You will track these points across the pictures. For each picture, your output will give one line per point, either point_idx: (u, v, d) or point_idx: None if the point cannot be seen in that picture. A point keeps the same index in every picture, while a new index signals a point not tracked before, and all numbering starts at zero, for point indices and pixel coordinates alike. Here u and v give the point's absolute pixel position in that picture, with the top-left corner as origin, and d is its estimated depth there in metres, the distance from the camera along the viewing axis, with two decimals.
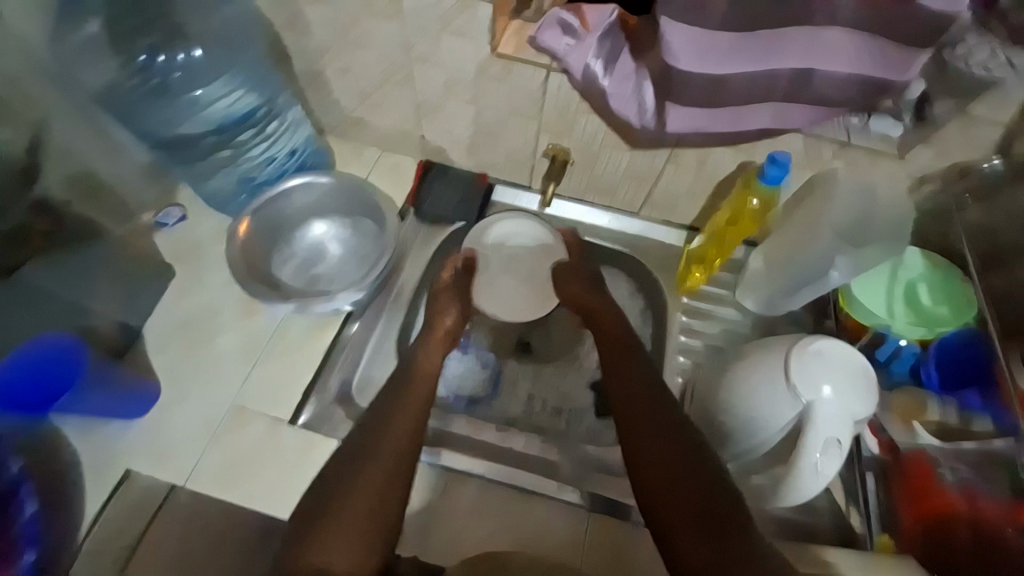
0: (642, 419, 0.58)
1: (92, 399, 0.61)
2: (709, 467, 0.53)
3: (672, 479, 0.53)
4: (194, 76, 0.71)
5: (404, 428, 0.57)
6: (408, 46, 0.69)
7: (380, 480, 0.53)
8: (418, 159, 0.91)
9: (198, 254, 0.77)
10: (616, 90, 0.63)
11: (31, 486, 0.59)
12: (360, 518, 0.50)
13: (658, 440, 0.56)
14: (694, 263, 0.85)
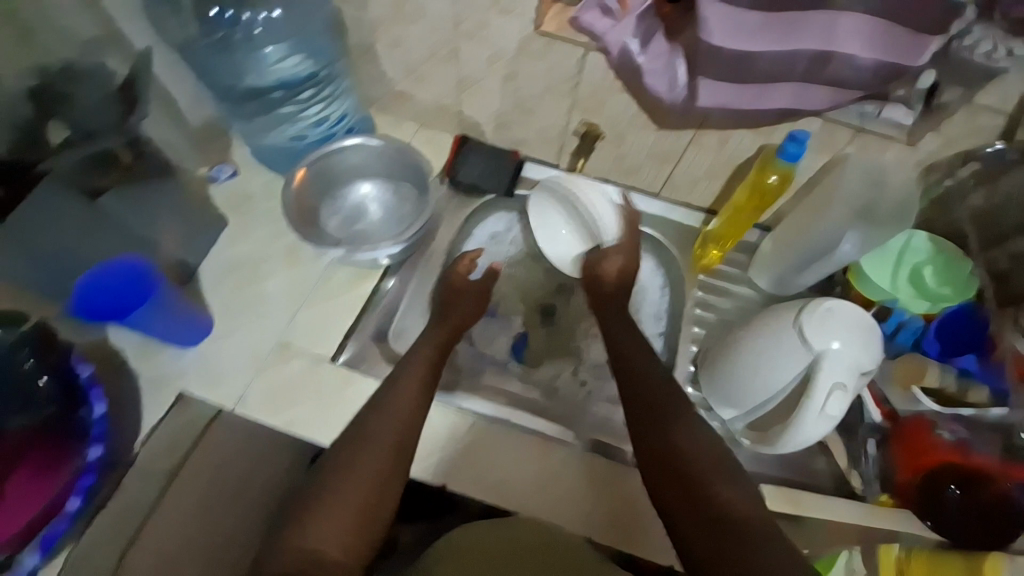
0: (663, 428, 0.62)
1: (160, 318, 0.66)
2: (729, 471, 0.57)
3: (693, 489, 0.56)
4: (271, 34, 0.75)
5: (398, 420, 0.61)
6: (456, 21, 0.75)
7: (378, 471, 0.57)
8: (453, 133, 0.96)
9: (248, 205, 0.82)
10: (650, 67, 0.68)
11: (100, 390, 0.62)
12: (356, 507, 0.54)
13: (680, 452, 0.59)
14: (711, 244, 0.89)
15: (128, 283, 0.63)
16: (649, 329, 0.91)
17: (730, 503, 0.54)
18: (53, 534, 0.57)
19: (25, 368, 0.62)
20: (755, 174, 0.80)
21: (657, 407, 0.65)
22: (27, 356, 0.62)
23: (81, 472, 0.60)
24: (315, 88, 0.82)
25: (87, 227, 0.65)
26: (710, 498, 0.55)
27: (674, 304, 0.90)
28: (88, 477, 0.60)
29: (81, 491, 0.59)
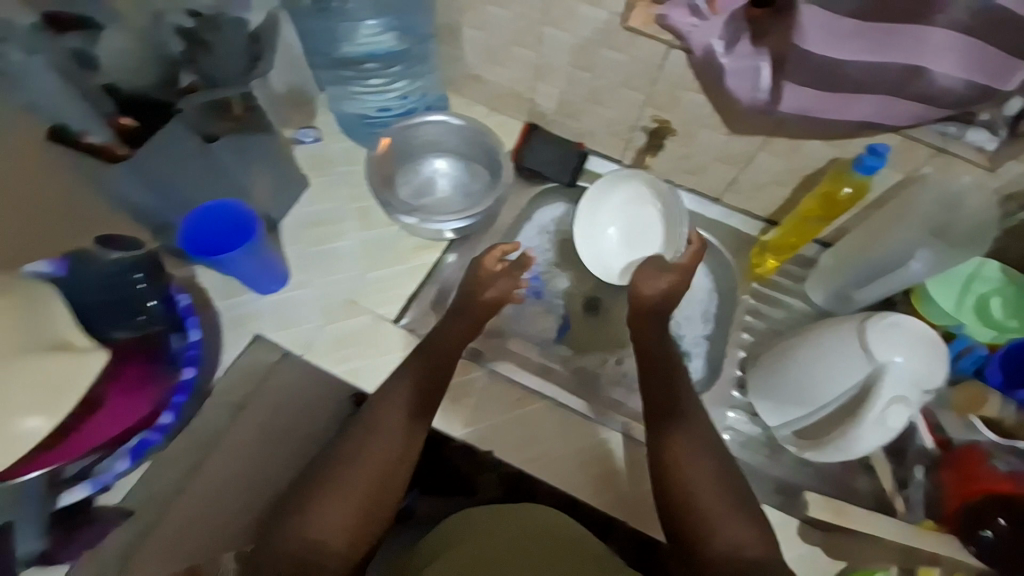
0: (682, 458, 0.65)
1: (248, 262, 0.70)
2: (738, 508, 0.61)
3: (707, 530, 0.60)
4: (372, 8, 0.79)
5: (403, 417, 0.65)
6: (544, 10, 0.77)
7: (381, 469, 0.62)
8: (523, 120, 1.00)
9: (329, 168, 0.87)
10: (735, 67, 0.69)
11: (196, 320, 0.66)
12: (359, 501, 0.60)
13: (696, 489, 0.63)
14: (769, 252, 0.90)
15: (225, 219, 0.68)
16: (693, 329, 0.90)
17: (741, 542, 0.59)
18: (146, 443, 0.61)
19: (136, 288, 0.64)
20: (824, 185, 0.81)
21: (676, 437, 0.66)
22: (141, 278, 0.65)
23: (176, 391, 0.63)
24: (410, 65, 0.88)
25: (199, 170, 0.70)
26: (721, 542, 0.59)
27: (725, 307, 0.91)
28: (182, 396, 0.63)
29: (174, 409, 0.62)
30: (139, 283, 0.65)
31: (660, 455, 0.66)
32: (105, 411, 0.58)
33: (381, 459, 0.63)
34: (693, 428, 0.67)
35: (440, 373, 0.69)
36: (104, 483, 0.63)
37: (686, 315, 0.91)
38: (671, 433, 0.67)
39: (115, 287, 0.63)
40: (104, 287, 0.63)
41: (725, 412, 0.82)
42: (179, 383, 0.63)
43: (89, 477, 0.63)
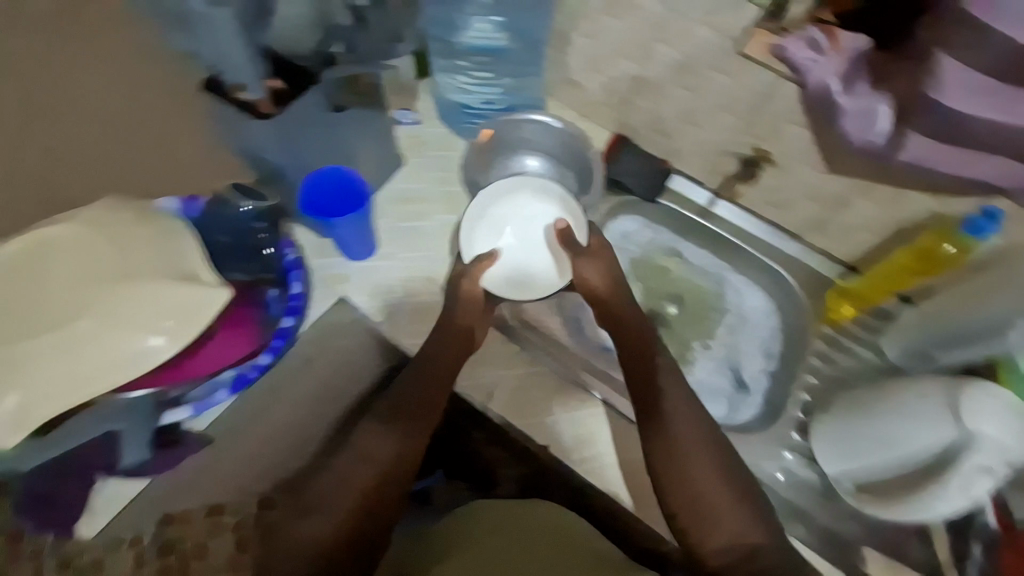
0: (683, 463, 0.65)
1: (349, 227, 0.74)
2: (740, 506, 0.64)
3: (702, 536, 0.63)
4: (500, 5, 0.83)
5: (402, 424, 0.66)
6: (659, 26, 0.78)
7: (379, 473, 0.64)
8: (610, 131, 1.01)
9: (424, 150, 0.90)
10: (850, 107, 0.66)
11: (300, 274, 0.68)
12: (354, 502, 0.62)
13: (693, 499, 0.64)
14: (847, 300, 0.90)
15: (341, 186, 0.73)
16: (753, 363, 0.95)
17: (747, 537, 0.62)
18: (244, 378, 0.63)
19: (257, 237, 0.67)
20: (925, 240, 0.79)
21: (670, 458, 0.66)
22: (263, 227, 0.67)
23: (275, 336, 0.65)
24: (518, 62, 0.91)
25: (322, 138, 0.75)
26: (717, 546, 0.62)
27: (790, 346, 0.94)
28: (281, 341, 0.65)
29: (272, 351, 0.65)
30: (261, 233, 0.67)
31: (653, 475, 0.67)
32: (213, 344, 0.62)
33: (371, 462, 0.64)
34: (687, 441, 0.67)
35: (443, 383, 0.70)
36: (202, 410, 0.63)
37: (747, 349, 0.96)
38: (655, 445, 0.68)
39: (239, 233, 0.67)
40: (230, 229, 0.66)
41: (782, 452, 0.86)
42: (279, 329, 0.66)
43: (190, 402, 0.62)
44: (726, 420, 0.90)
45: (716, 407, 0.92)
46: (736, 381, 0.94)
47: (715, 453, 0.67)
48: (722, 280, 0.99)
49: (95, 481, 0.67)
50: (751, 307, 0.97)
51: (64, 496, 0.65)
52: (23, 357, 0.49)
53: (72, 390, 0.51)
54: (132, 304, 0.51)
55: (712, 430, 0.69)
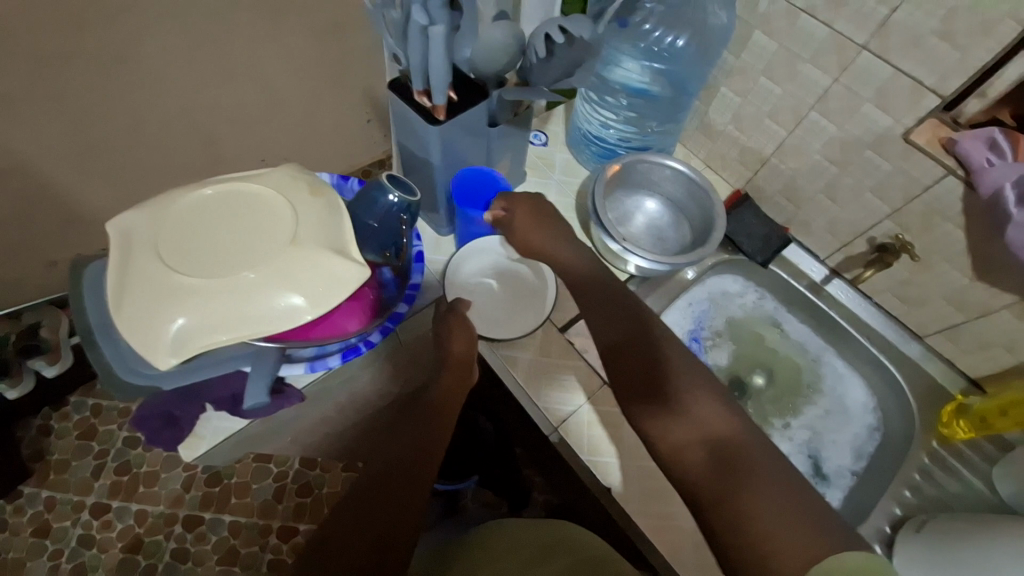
0: (653, 402, 0.59)
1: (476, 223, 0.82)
2: (705, 400, 0.57)
3: (660, 434, 0.57)
4: (667, 57, 0.86)
5: (411, 443, 0.67)
6: (821, 96, 0.77)
7: (401, 497, 0.61)
8: (734, 186, 0.99)
9: (549, 172, 0.95)
10: (1023, 221, 0.63)
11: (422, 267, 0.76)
12: (378, 522, 0.59)
13: (652, 392, 0.60)
14: (965, 418, 0.83)
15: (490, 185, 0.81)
16: (840, 458, 0.91)
17: (716, 427, 0.55)
18: (355, 349, 0.70)
19: (399, 225, 0.69)
20: None
21: (630, 366, 0.63)
22: (406, 219, 0.69)
23: (390, 318, 0.71)
24: (667, 110, 0.92)
25: (476, 145, 0.74)
26: (681, 439, 0.55)
27: (886, 451, 0.89)
28: (392, 323, 0.72)
29: (383, 331, 0.72)
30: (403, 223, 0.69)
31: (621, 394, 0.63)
32: (340, 310, 0.65)
33: (390, 480, 0.63)
34: (654, 347, 0.63)
35: (447, 412, 0.72)
36: (316, 368, 0.69)
37: (835, 439, 0.92)
38: (624, 364, 0.64)
39: (387, 220, 0.67)
40: (379, 216, 0.66)
41: None
42: (393, 313, 0.72)
43: (304, 359, 0.68)
44: None
45: None
46: (815, 470, 0.90)
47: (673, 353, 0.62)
48: (821, 361, 0.97)
49: (205, 411, 0.71)
50: (853, 398, 0.95)
51: (180, 415, 0.70)
52: (194, 291, 0.54)
53: (220, 328, 0.55)
54: (254, 251, 0.56)
55: (679, 341, 0.64)
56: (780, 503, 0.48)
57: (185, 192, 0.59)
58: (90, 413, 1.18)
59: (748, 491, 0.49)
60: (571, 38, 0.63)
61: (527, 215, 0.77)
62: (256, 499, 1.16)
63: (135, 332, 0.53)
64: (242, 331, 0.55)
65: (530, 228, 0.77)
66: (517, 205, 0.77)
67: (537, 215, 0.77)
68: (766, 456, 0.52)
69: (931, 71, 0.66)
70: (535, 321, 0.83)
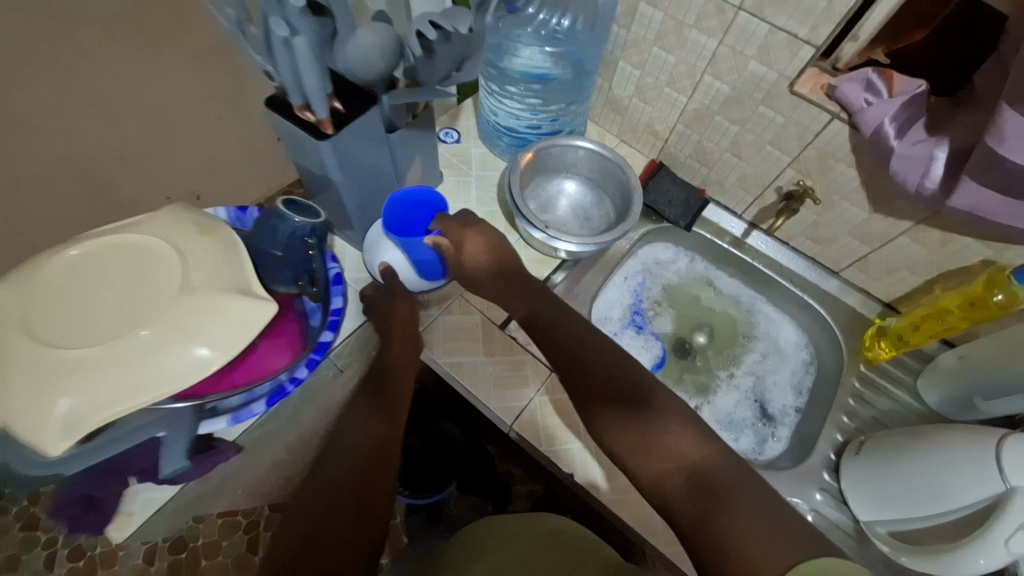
0: (618, 427, 0.60)
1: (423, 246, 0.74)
2: (671, 427, 0.57)
3: (649, 478, 0.55)
4: (556, 38, 0.86)
5: (371, 422, 0.64)
6: (711, 59, 0.80)
7: (367, 473, 0.59)
8: (649, 157, 1.01)
9: (467, 170, 0.94)
10: (904, 152, 0.68)
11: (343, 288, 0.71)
12: (343, 500, 0.56)
13: (631, 433, 0.58)
14: (885, 338, 0.89)
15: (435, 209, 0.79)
16: (783, 398, 0.96)
17: (698, 457, 0.54)
18: (282, 390, 0.64)
19: (307, 250, 0.65)
20: (976, 286, 0.76)
21: (602, 407, 0.62)
22: (313, 242, 0.65)
23: (314, 349, 0.66)
24: (568, 90, 0.92)
25: (378, 154, 0.71)
26: (659, 472, 0.55)
27: (822, 382, 0.95)
28: (319, 355, 0.66)
29: (310, 365, 0.65)
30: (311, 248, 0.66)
31: (595, 436, 0.62)
32: (258, 353, 0.61)
33: (353, 456, 0.60)
34: (628, 383, 0.62)
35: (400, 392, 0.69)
36: (240, 420, 0.62)
37: (777, 381, 0.97)
38: (595, 406, 0.62)
39: (293, 246, 0.64)
40: (283, 243, 0.63)
41: (811, 491, 0.83)
42: (317, 343, 0.66)
43: (227, 412, 0.62)
44: (754, 454, 0.90)
45: (744, 440, 0.92)
46: (761, 412, 0.95)
47: (647, 388, 0.61)
48: (753, 309, 1.02)
49: (129, 486, 0.65)
50: (786, 337, 1.00)
51: (100, 497, 0.64)
52: (83, 363, 0.49)
53: (124, 395, 0.50)
54: (147, 308, 0.52)
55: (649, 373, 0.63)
56: (759, 522, 0.49)
57: (45, 258, 0.53)
58: (27, 501, 1.04)
59: (727, 512, 0.50)
60: (445, 32, 0.60)
61: (480, 236, 0.75)
62: (228, 557, 1.10)
63: (17, 420, 0.48)
64: (146, 397, 0.51)
65: (479, 257, 0.74)
66: (465, 233, 0.75)
67: (486, 242, 0.75)
68: (749, 483, 0.52)
69: (802, 23, 0.69)
70: (473, 313, 0.84)
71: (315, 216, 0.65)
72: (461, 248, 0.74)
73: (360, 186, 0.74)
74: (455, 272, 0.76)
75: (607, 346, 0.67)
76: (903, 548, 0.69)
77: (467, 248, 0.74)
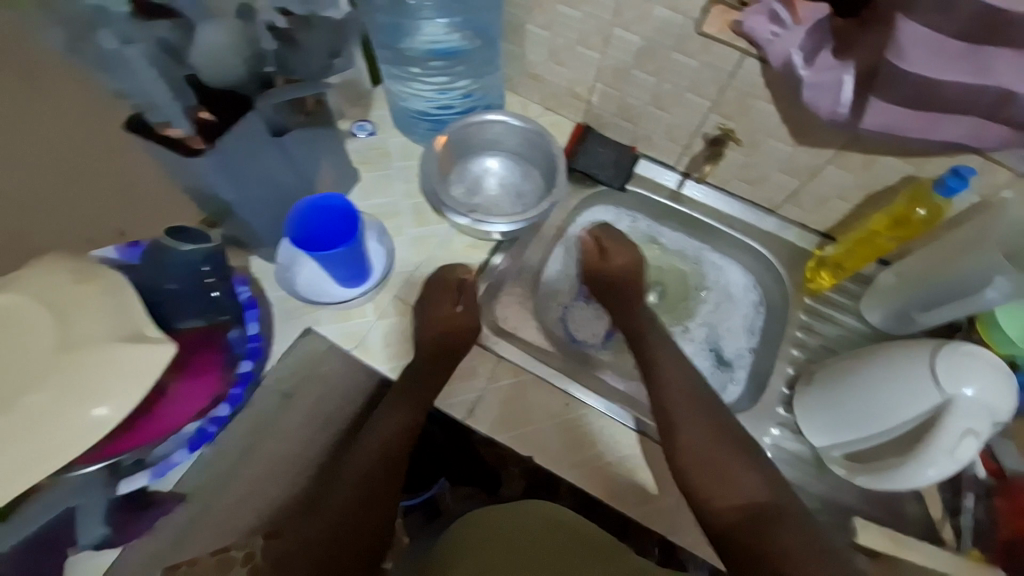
0: (682, 424, 0.74)
1: (348, 262, 0.72)
2: (740, 461, 0.71)
3: (707, 497, 0.68)
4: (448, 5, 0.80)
5: (388, 431, 0.73)
6: (617, 11, 0.76)
7: (371, 480, 0.69)
8: (576, 121, 0.99)
9: (386, 163, 0.88)
10: (814, 81, 0.66)
11: (254, 313, 0.65)
12: (349, 499, 0.68)
13: (699, 451, 0.71)
14: (825, 267, 0.91)
15: (343, 218, 0.72)
16: (737, 341, 0.96)
17: (754, 493, 0.67)
18: (204, 434, 0.58)
19: (205, 281, 0.63)
20: (899, 204, 0.79)
21: (679, 415, 0.75)
22: (209, 272, 0.63)
23: (235, 383, 0.61)
24: (474, 63, 0.87)
25: (271, 163, 0.68)
26: (719, 506, 0.67)
27: (773, 320, 0.95)
28: (240, 388, 0.61)
29: (233, 400, 0.60)
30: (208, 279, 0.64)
31: (665, 430, 0.75)
32: (173, 397, 0.58)
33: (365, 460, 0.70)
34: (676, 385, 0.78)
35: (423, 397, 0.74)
36: (163, 473, 0.57)
37: (730, 326, 0.97)
38: (672, 413, 0.75)
39: (186, 277, 0.62)
40: (176, 276, 0.61)
41: (770, 429, 0.84)
42: (238, 376, 0.62)
43: (146, 467, 0.57)
44: None
45: None
46: (717, 359, 0.95)
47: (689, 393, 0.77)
48: (700, 259, 1.00)
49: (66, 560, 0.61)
50: (734, 283, 0.99)
51: None
52: None
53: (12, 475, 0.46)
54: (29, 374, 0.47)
55: (716, 408, 0.76)
56: (804, 544, 0.60)
57: None
58: None
59: (777, 536, 0.62)
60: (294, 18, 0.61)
61: (623, 253, 0.90)
62: None
63: None
64: (43, 470, 0.47)
65: (613, 249, 0.90)
66: (621, 250, 0.90)
67: (632, 265, 0.89)
68: (799, 517, 0.64)
69: None
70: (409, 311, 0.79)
71: (208, 243, 0.63)
72: (603, 258, 0.90)
73: (255, 197, 0.67)
74: (603, 274, 0.89)
75: (684, 370, 0.80)
76: (858, 471, 0.71)
77: (615, 259, 0.89)
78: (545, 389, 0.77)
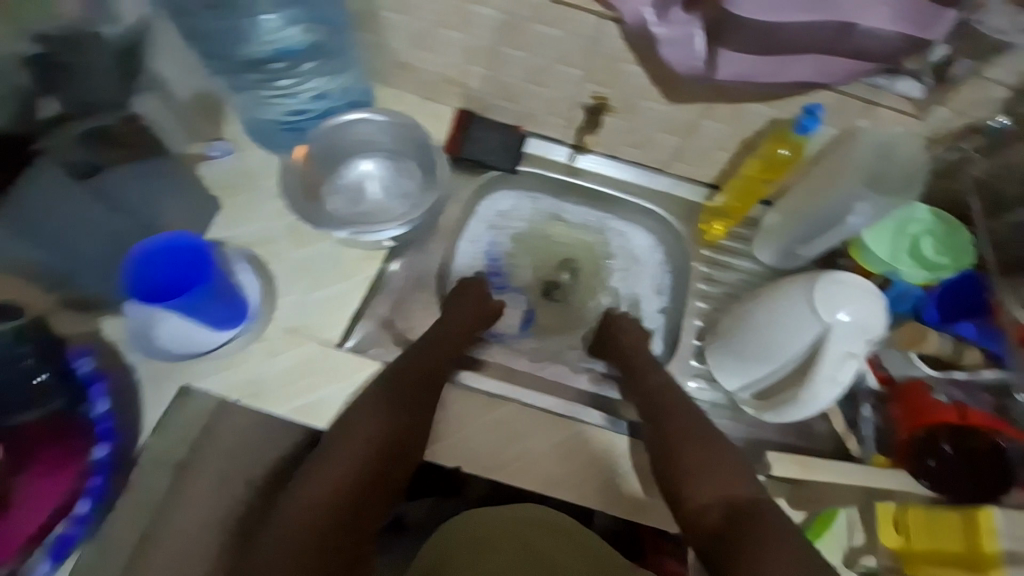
0: (666, 385, 0.80)
1: (206, 302, 0.66)
2: (721, 451, 0.72)
3: (686, 492, 0.69)
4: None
5: (373, 431, 0.68)
6: None
7: (353, 486, 0.65)
8: (453, 108, 0.94)
9: (251, 183, 0.81)
10: (671, 37, 0.65)
11: (103, 387, 0.65)
12: (329, 500, 0.63)
13: (685, 437, 0.73)
14: (715, 218, 0.94)
15: (190, 260, 0.66)
16: (650, 304, 0.97)
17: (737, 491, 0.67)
18: (67, 539, 0.60)
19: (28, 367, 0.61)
20: (766, 147, 0.82)
21: (666, 400, 0.78)
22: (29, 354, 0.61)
23: (91, 475, 0.63)
24: (325, 59, 0.79)
25: (98, 215, 0.66)
26: (699, 503, 0.68)
27: (678, 277, 0.97)
28: (99, 478, 0.63)
29: (91, 494, 0.62)
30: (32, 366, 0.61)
31: (655, 402, 0.78)
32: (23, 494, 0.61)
33: (344, 464, 0.65)
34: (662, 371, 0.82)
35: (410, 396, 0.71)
36: None
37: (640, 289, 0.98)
38: (663, 400, 0.78)
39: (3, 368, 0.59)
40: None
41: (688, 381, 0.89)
42: (93, 466, 0.63)
43: None
44: None
45: None
46: None
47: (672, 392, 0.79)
48: (604, 229, 0.99)
49: None
50: (638, 245, 1.00)
51: None
52: None
53: None
54: None
55: (691, 408, 0.77)
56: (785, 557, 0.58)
57: None
58: None
59: (759, 545, 0.60)
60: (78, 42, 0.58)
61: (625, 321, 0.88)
62: None
63: None
64: None
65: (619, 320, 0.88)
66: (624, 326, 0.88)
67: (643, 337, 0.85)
68: (781, 520, 0.63)
69: None
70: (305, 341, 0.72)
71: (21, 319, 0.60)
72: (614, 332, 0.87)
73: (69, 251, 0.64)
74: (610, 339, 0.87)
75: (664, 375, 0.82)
76: (768, 407, 0.75)
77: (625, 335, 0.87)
78: (466, 396, 0.75)
